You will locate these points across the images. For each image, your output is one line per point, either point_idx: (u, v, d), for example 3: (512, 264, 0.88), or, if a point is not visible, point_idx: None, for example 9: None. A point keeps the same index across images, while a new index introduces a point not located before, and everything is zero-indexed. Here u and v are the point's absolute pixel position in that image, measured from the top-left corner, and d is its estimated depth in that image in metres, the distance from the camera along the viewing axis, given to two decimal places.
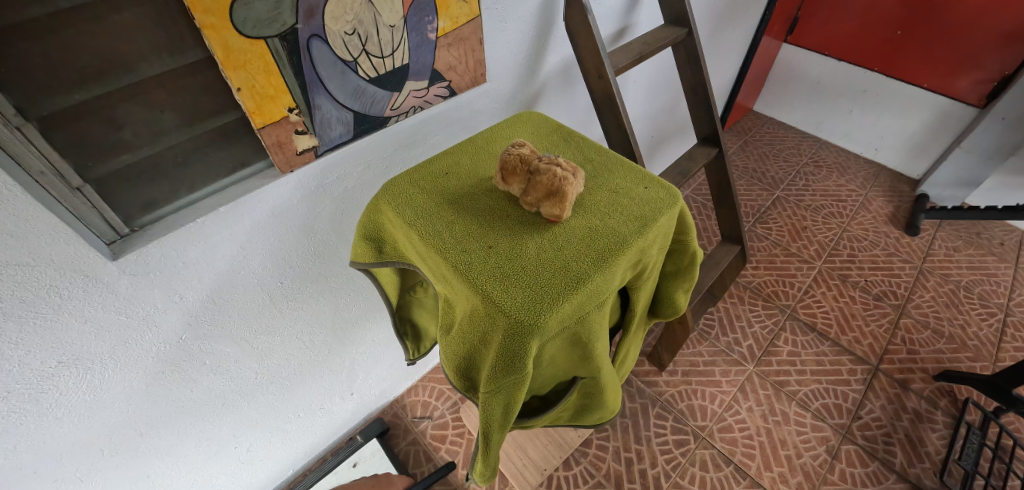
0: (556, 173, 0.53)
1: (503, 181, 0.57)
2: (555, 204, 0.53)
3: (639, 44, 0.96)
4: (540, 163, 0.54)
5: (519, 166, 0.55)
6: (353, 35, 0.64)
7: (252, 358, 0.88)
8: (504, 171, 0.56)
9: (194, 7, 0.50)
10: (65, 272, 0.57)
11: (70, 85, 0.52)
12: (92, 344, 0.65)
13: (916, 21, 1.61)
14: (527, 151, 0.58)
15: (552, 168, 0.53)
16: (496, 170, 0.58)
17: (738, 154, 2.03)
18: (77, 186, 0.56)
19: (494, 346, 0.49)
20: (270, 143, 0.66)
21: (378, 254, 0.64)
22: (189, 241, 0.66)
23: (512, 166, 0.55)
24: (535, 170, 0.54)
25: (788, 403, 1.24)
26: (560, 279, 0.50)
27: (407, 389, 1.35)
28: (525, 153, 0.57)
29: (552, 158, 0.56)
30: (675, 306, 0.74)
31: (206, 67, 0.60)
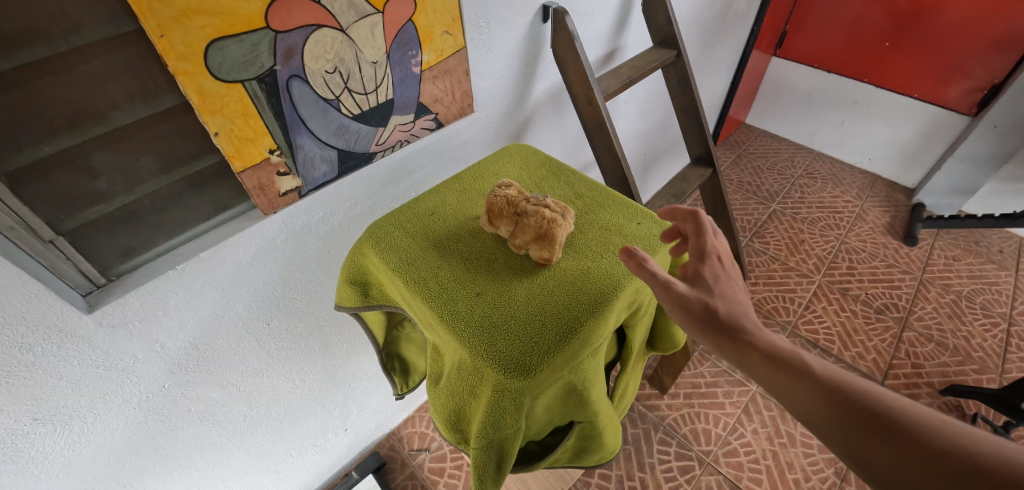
0: (546, 216, 0.51)
1: (491, 223, 0.55)
2: (544, 248, 0.51)
3: (628, 68, 0.95)
4: (529, 205, 0.53)
5: (505, 208, 0.53)
6: (334, 73, 0.63)
7: (239, 401, 0.85)
8: (490, 213, 0.54)
9: (166, 54, 0.49)
10: (38, 329, 0.55)
11: (39, 139, 0.50)
12: (69, 399, 0.63)
13: (902, 32, 1.62)
14: (514, 192, 0.56)
15: (541, 209, 0.52)
16: (484, 212, 0.57)
17: (732, 167, 2.02)
18: (49, 240, 0.54)
19: (484, 400, 0.47)
20: (252, 187, 0.64)
21: (364, 297, 0.62)
22: (168, 288, 0.64)
23: (499, 209, 0.53)
24: (523, 212, 0.52)
25: (793, 424, 1.21)
26: (552, 328, 0.48)
27: (404, 421, 1.31)
28: (512, 194, 0.55)
29: (541, 199, 0.55)
30: (675, 340, 0.72)
31: (183, 112, 0.58)
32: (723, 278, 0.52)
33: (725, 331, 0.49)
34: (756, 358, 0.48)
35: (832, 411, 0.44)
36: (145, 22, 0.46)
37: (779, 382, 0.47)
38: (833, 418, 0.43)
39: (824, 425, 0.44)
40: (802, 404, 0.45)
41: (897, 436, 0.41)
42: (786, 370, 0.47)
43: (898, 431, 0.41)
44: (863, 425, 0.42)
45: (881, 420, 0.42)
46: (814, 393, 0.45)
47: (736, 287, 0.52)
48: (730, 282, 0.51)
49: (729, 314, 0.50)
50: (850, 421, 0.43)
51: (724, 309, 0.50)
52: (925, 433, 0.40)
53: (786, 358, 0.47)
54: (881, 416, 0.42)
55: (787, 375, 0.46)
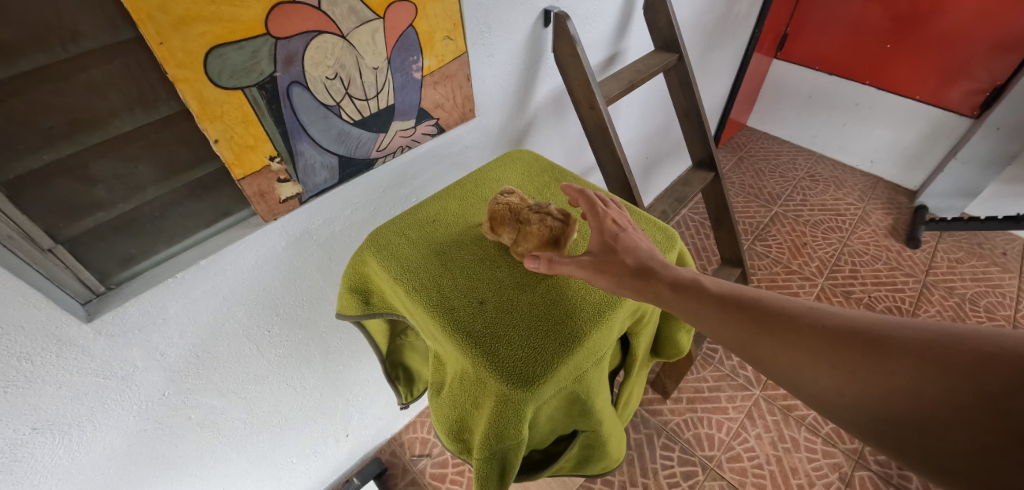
0: (548, 225, 0.52)
1: (492, 231, 0.55)
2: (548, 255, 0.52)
3: (630, 72, 0.95)
4: (531, 212, 0.53)
5: (507, 216, 0.54)
6: (335, 79, 0.62)
7: (240, 408, 0.84)
8: (493, 221, 0.55)
9: (165, 62, 0.49)
10: (37, 339, 0.54)
11: (37, 147, 0.50)
12: (69, 409, 0.62)
13: (904, 34, 1.62)
14: (516, 199, 0.57)
15: (544, 218, 0.53)
16: (485, 219, 0.57)
17: (733, 170, 2.02)
18: (48, 248, 0.53)
19: (487, 411, 0.47)
20: (252, 193, 0.64)
21: (365, 305, 0.61)
22: (169, 296, 0.63)
23: (500, 216, 0.54)
24: (525, 220, 0.53)
25: (797, 428, 1.20)
26: (555, 338, 0.48)
27: (405, 426, 1.31)
28: (513, 201, 0.55)
29: (542, 206, 0.56)
30: (678, 347, 0.71)
31: (183, 119, 0.58)
32: (625, 231, 0.54)
33: (633, 275, 0.49)
34: (665, 291, 0.48)
35: (739, 322, 0.46)
36: (144, 29, 0.46)
37: (686, 304, 0.48)
38: (741, 327, 0.46)
39: (733, 337, 0.46)
40: (713, 322, 0.47)
41: (796, 328, 0.43)
42: (691, 294, 0.48)
43: (797, 324, 0.44)
44: (768, 327, 0.45)
45: (781, 320, 0.45)
46: (718, 309, 0.47)
47: (638, 236, 0.54)
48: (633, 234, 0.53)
49: (634, 262, 0.50)
50: (757, 327, 0.45)
51: (630, 259, 0.50)
52: (819, 321, 0.43)
53: (689, 284, 0.49)
54: (779, 316, 0.45)
55: (693, 298, 0.48)
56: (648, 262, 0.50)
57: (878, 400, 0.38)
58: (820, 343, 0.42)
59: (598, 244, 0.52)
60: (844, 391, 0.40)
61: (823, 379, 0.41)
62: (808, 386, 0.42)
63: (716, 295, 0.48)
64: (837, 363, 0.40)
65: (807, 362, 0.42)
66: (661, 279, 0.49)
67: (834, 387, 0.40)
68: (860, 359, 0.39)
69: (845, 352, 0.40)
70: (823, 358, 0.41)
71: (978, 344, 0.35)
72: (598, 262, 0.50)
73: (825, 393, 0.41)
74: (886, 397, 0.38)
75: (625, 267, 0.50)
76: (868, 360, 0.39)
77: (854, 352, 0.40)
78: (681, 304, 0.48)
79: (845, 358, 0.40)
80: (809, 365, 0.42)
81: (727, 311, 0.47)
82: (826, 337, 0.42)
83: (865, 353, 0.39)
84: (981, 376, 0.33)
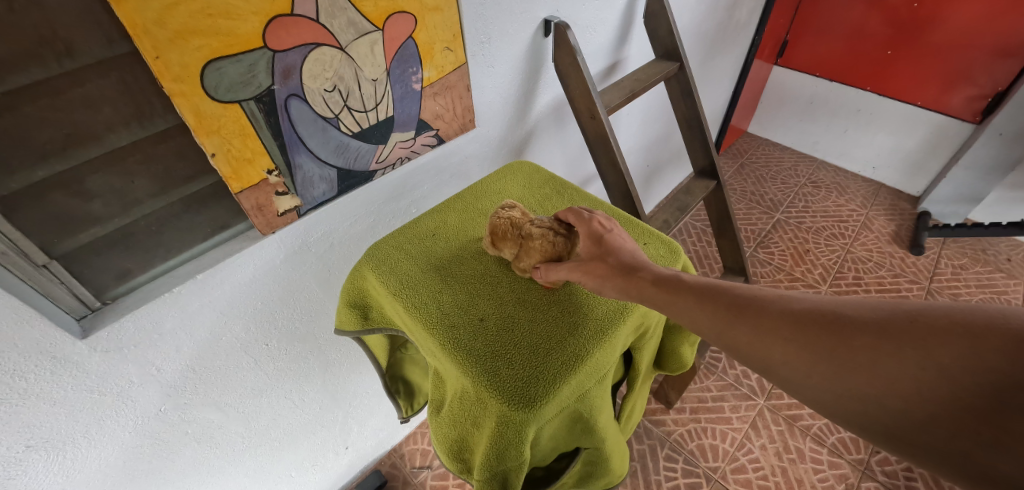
0: (551, 238, 0.53)
1: (494, 245, 0.56)
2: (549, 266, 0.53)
3: (631, 81, 0.94)
4: (534, 226, 0.54)
5: (509, 230, 0.54)
6: (333, 92, 0.62)
7: (238, 423, 0.83)
8: (495, 235, 0.55)
9: (161, 76, 0.48)
10: (31, 356, 0.53)
11: (32, 163, 0.49)
12: (63, 425, 0.61)
13: (904, 40, 1.62)
14: (518, 213, 0.57)
15: (544, 231, 0.53)
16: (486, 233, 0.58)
17: (735, 177, 2.01)
18: (43, 263, 0.52)
19: (487, 431, 0.46)
20: (249, 207, 0.63)
21: (364, 320, 0.60)
22: (165, 311, 0.62)
23: (503, 231, 0.54)
24: (528, 234, 0.53)
25: (802, 439, 1.19)
26: (556, 356, 0.47)
27: (406, 437, 1.29)
28: (515, 216, 0.56)
29: (542, 220, 0.56)
30: (682, 361, 0.70)
31: (180, 133, 0.57)
32: (612, 229, 0.53)
33: (613, 272, 0.48)
34: (643, 285, 0.47)
35: (709, 311, 0.44)
36: (140, 44, 0.46)
37: (657, 296, 0.46)
38: (715, 314, 0.44)
39: (706, 324, 0.44)
40: (684, 312, 0.45)
41: (765, 313, 0.42)
42: (663, 285, 0.46)
43: (765, 310, 0.42)
44: (736, 312, 0.43)
45: (750, 306, 0.43)
46: (690, 300, 0.45)
47: (624, 236, 0.53)
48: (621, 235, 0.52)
49: (617, 263, 0.50)
50: (727, 315, 0.43)
51: (610, 258, 0.50)
52: (788, 306, 0.42)
53: (661, 275, 0.48)
54: (746, 301, 0.43)
55: (666, 290, 0.46)
56: (627, 259, 0.50)
57: (847, 381, 0.37)
58: (788, 327, 0.40)
59: (586, 248, 0.53)
60: (814, 375, 0.39)
61: (793, 364, 0.39)
62: (779, 371, 0.41)
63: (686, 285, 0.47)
64: (807, 347, 0.39)
65: (778, 348, 0.40)
66: (638, 274, 0.48)
67: (804, 372, 0.39)
68: (827, 341, 0.38)
69: (812, 333, 0.39)
70: (794, 343, 0.40)
71: (930, 317, 0.35)
72: (585, 266, 0.50)
73: (796, 378, 0.40)
74: (856, 380, 0.37)
75: (605, 265, 0.49)
76: (834, 342, 0.38)
77: (822, 335, 0.39)
78: (656, 297, 0.46)
79: (815, 342, 0.39)
80: (781, 351, 0.40)
81: (697, 299, 0.45)
82: (795, 320, 0.40)
83: (832, 335, 0.38)
84: (942, 353, 0.33)
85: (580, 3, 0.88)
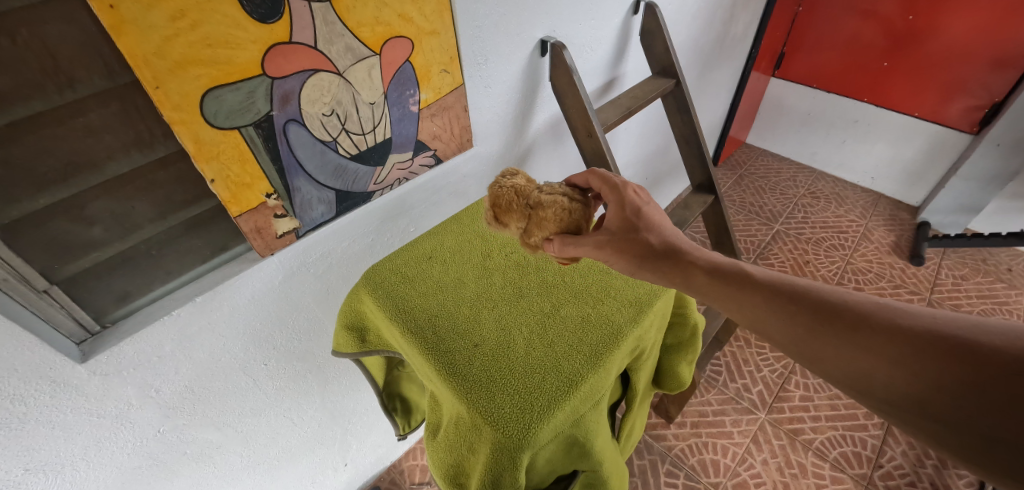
0: (563, 205, 0.55)
1: (503, 216, 0.58)
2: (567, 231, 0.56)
3: (627, 99, 0.95)
4: (543, 194, 0.56)
5: (515, 200, 0.57)
6: (331, 116, 0.63)
7: (237, 442, 0.83)
8: (504, 206, 0.57)
9: (161, 105, 0.49)
10: (30, 380, 0.53)
11: (33, 191, 0.50)
12: (61, 448, 0.61)
13: (901, 51, 1.63)
14: (520, 182, 0.60)
15: (555, 199, 0.56)
16: (491, 204, 0.59)
17: (733, 188, 2.02)
18: (43, 288, 0.52)
19: (481, 458, 0.45)
20: (248, 230, 0.64)
21: (361, 343, 0.61)
22: (165, 334, 0.63)
23: (507, 202, 0.57)
24: (537, 203, 0.56)
25: (804, 453, 1.18)
26: (550, 382, 0.47)
27: (405, 453, 1.29)
28: (519, 186, 0.58)
29: (551, 188, 0.59)
30: (679, 381, 0.70)
31: (179, 159, 0.58)
32: (650, 206, 0.57)
33: (660, 256, 0.53)
34: (699, 275, 0.51)
35: (773, 306, 0.47)
36: (140, 74, 0.46)
37: (719, 290, 0.50)
38: (792, 314, 0.46)
39: (782, 323, 0.46)
40: (748, 307, 0.48)
41: (833, 313, 0.44)
42: (728, 280, 0.50)
43: (832, 310, 0.44)
44: (801, 311, 0.45)
45: (819, 305, 0.45)
46: (758, 297, 0.48)
47: (660, 213, 0.58)
48: (656, 210, 0.57)
49: (658, 242, 0.54)
50: (791, 311, 0.46)
51: (654, 238, 0.55)
52: (860, 309, 0.43)
53: (728, 269, 0.51)
54: (829, 306, 0.44)
55: (730, 285, 0.50)
56: (674, 242, 0.54)
57: (911, 386, 0.38)
58: (854, 329, 0.42)
59: (618, 222, 0.56)
60: (875, 376, 0.40)
61: (856, 363, 0.41)
62: (841, 369, 0.42)
63: (755, 282, 0.49)
64: (872, 350, 0.40)
65: (841, 347, 0.42)
66: (694, 263, 0.52)
67: (867, 372, 0.41)
68: (895, 347, 0.39)
69: (902, 346, 0.39)
70: (858, 344, 0.41)
71: None
72: (620, 240, 0.55)
73: (858, 378, 0.41)
74: (915, 383, 0.38)
75: (650, 247, 0.54)
76: (904, 349, 0.39)
77: (890, 340, 0.40)
78: (711, 288, 0.51)
79: (880, 345, 0.40)
80: (844, 350, 0.42)
81: (764, 295, 0.48)
82: (864, 323, 0.42)
83: (899, 342, 0.39)
84: None
85: (576, 23, 0.89)
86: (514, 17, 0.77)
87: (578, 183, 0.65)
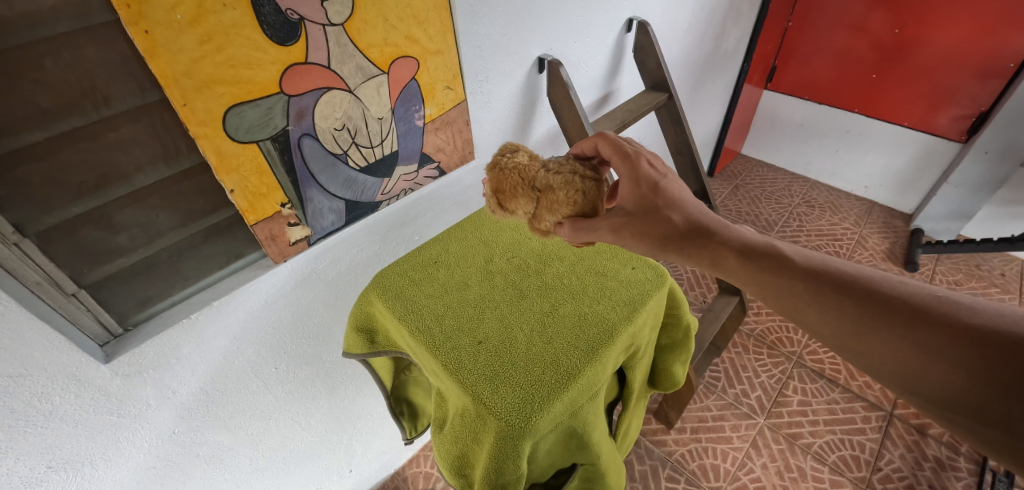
0: (574, 187, 0.57)
1: (510, 198, 0.59)
2: (581, 209, 0.57)
3: (621, 112, 1.00)
4: (551, 176, 0.57)
5: (520, 184, 0.58)
6: (342, 130, 0.67)
7: (247, 445, 0.85)
8: (511, 190, 0.58)
9: (188, 120, 0.53)
10: (58, 379, 0.56)
11: (67, 201, 0.54)
12: (84, 446, 0.63)
13: (889, 64, 1.68)
14: (522, 160, 0.60)
15: (566, 180, 0.57)
16: (496, 184, 0.59)
17: (729, 197, 2.06)
18: (72, 292, 0.56)
19: (485, 446, 0.48)
20: (264, 237, 0.68)
21: (370, 344, 0.64)
22: (182, 336, 0.66)
23: (512, 186, 0.58)
24: (546, 187, 0.57)
25: (803, 457, 1.19)
26: (550, 374, 0.50)
27: (408, 460, 1.31)
28: (523, 166, 0.59)
29: (557, 165, 0.59)
30: (674, 380, 0.73)
31: (201, 171, 0.62)
32: (671, 180, 0.57)
33: (687, 237, 0.54)
34: (730, 258, 0.53)
35: (817, 296, 0.47)
36: (170, 93, 0.51)
37: (755, 276, 0.51)
38: (825, 295, 0.47)
39: (816, 309, 0.47)
40: (785, 292, 0.49)
41: (885, 305, 0.44)
42: (764, 264, 0.51)
43: (884, 302, 0.44)
44: (849, 300, 0.46)
45: (869, 295, 0.45)
46: (793, 277, 0.49)
47: (680, 186, 0.57)
48: (676, 183, 0.57)
49: (682, 220, 0.55)
50: (837, 302, 0.46)
51: (676, 216, 0.55)
52: (913, 301, 0.43)
53: (766, 253, 0.52)
54: (870, 292, 0.45)
55: (768, 269, 0.50)
56: (698, 219, 0.55)
57: (964, 384, 0.39)
58: (908, 324, 0.42)
59: (634, 200, 0.56)
60: (917, 371, 0.41)
61: (905, 359, 0.42)
62: (885, 363, 0.44)
63: (789, 264, 0.50)
64: (926, 345, 0.41)
65: (891, 342, 0.43)
66: (727, 245, 0.53)
67: (917, 368, 0.41)
68: (954, 346, 0.40)
69: (941, 340, 0.40)
70: (911, 339, 0.42)
71: None
72: (640, 219, 0.55)
73: (908, 375, 0.42)
74: (952, 377, 0.39)
75: (674, 226, 0.55)
76: (962, 349, 0.39)
77: (948, 338, 0.40)
78: (740, 269, 0.52)
79: (935, 342, 0.41)
80: (893, 344, 0.43)
81: (807, 282, 0.48)
82: (918, 317, 0.42)
83: (958, 340, 0.40)
84: None
85: (572, 42, 0.94)
86: (513, 36, 0.82)
87: (585, 150, 0.64)
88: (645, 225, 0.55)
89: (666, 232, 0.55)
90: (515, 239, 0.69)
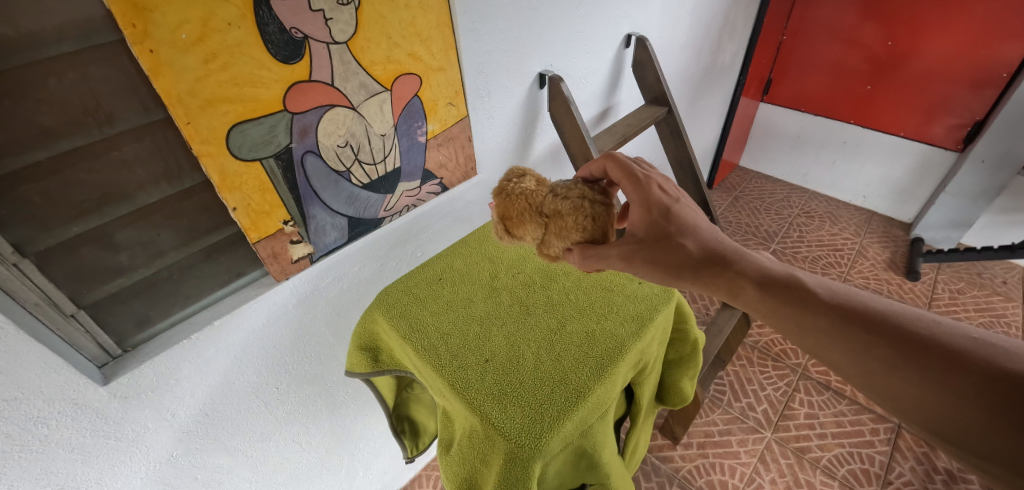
0: (584, 212, 0.56)
1: (517, 226, 0.59)
2: (592, 234, 0.57)
3: (622, 126, 1.01)
4: (559, 201, 0.57)
5: (528, 209, 0.58)
6: (345, 147, 0.67)
7: (246, 467, 0.83)
8: (517, 217, 0.58)
9: (191, 138, 0.53)
10: (54, 403, 0.55)
11: (68, 219, 0.53)
12: (79, 471, 0.61)
13: (884, 75, 1.70)
14: (530, 184, 0.60)
15: (574, 205, 0.56)
16: (503, 212, 0.59)
17: (728, 209, 2.07)
18: (71, 313, 0.55)
19: (494, 470, 0.47)
20: (266, 255, 0.67)
21: (374, 363, 0.63)
22: (182, 358, 0.65)
23: (520, 212, 0.58)
24: (555, 212, 0.57)
25: (812, 472, 1.17)
26: (559, 394, 0.49)
27: (410, 481, 1.28)
28: (529, 191, 0.59)
29: (565, 189, 0.59)
30: (682, 395, 0.72)
31: (203, 189, 0.62)
32: (683, 205, 0.56)
33: (702, 266, 0.53)
34: (748, 287, 0.51)
35: (841, 332, 0.45)
36: (173, 111, 0.50)
37: (777, 310, 0.49)
38: (847, 329, 0.44)
39: (839, 346, 0.44)
40: (809, 325, 0.47)
41: (916, 347, 0.41)
42: (786, 295, 0.49)
43: (915, 342, 0.41)
44: (876, 338, 0.43)
45: (899, 336, 0.42)
46: (814, 308, 0.47)
47: (693, 212, 0.56)
48: (689, 208, 0.56)
49: (697, 248, 0.54)
50: (864, 340, 0.43)
51: (690, 244, 0.54)
52: (946, 343, 0.40)
53: (787, 284, 0.50)
54: (899, 331, 0.42)
55: (788, 302, 0.48)
56: (712, 245, 0.54)
57: (1003, 434, 0.36)
58: (941, 369, 0.39)
59: (646, 227, 0.56)
60: (951, 416, 0.38)
61: (938, 408, 0.39)
62: (914, 407, 0.41)
63: (812, 297, 0.48)
64: (963, 395, 0.38)
65: (922, 388, 0.40)
66: (744, 274, 0.51)
67: (953, 418, 0.38)
68: (991, 393, 0.37)
69: (976, 386, 0.37)
70: (942, 385, 0.39)
71: None
72: (650, 246, 0.54)
73: (942, 421, 0.39)
74: (990, 426, 0.36)
75: (688, 253, 0.54)
76: (1002, 400, 0.36)
77: (987, 388, 0.37)
78: (759, 300, 0.50)
79: (970, 387, 0.38)
80: (925, 391, 0.39)
81: (830, 317, 0.46)
82: (953, 363, 0.39)
83: (1000, 390, 0.36)
84: None
85: (572, 57, 0.95)
86: (514, 53, 0.83)
87: (593, 173, 0.63)
88: (659, 252, 0.54)
89: (680, 260, 0.53)
90: (520, 255, 0.69)
